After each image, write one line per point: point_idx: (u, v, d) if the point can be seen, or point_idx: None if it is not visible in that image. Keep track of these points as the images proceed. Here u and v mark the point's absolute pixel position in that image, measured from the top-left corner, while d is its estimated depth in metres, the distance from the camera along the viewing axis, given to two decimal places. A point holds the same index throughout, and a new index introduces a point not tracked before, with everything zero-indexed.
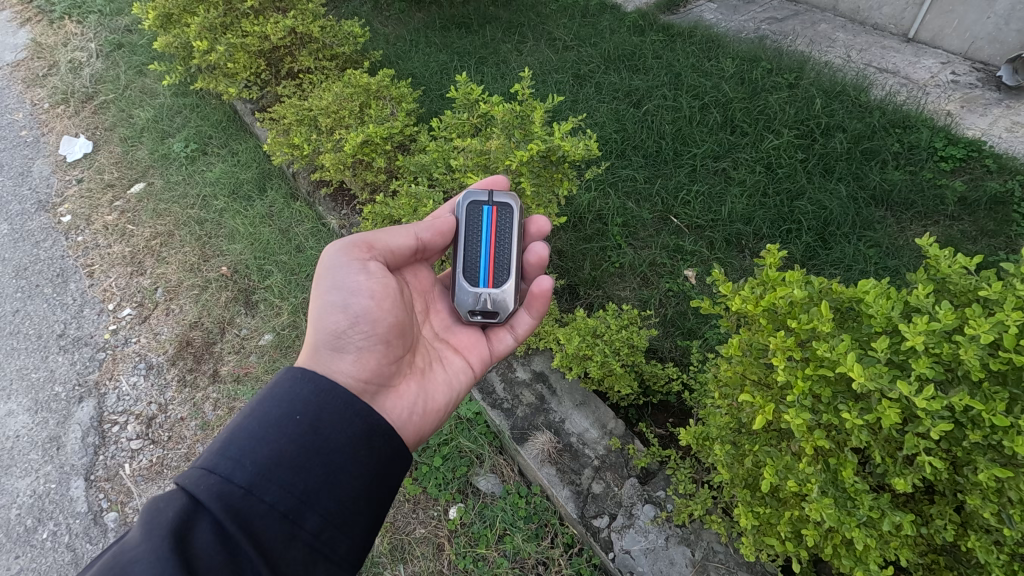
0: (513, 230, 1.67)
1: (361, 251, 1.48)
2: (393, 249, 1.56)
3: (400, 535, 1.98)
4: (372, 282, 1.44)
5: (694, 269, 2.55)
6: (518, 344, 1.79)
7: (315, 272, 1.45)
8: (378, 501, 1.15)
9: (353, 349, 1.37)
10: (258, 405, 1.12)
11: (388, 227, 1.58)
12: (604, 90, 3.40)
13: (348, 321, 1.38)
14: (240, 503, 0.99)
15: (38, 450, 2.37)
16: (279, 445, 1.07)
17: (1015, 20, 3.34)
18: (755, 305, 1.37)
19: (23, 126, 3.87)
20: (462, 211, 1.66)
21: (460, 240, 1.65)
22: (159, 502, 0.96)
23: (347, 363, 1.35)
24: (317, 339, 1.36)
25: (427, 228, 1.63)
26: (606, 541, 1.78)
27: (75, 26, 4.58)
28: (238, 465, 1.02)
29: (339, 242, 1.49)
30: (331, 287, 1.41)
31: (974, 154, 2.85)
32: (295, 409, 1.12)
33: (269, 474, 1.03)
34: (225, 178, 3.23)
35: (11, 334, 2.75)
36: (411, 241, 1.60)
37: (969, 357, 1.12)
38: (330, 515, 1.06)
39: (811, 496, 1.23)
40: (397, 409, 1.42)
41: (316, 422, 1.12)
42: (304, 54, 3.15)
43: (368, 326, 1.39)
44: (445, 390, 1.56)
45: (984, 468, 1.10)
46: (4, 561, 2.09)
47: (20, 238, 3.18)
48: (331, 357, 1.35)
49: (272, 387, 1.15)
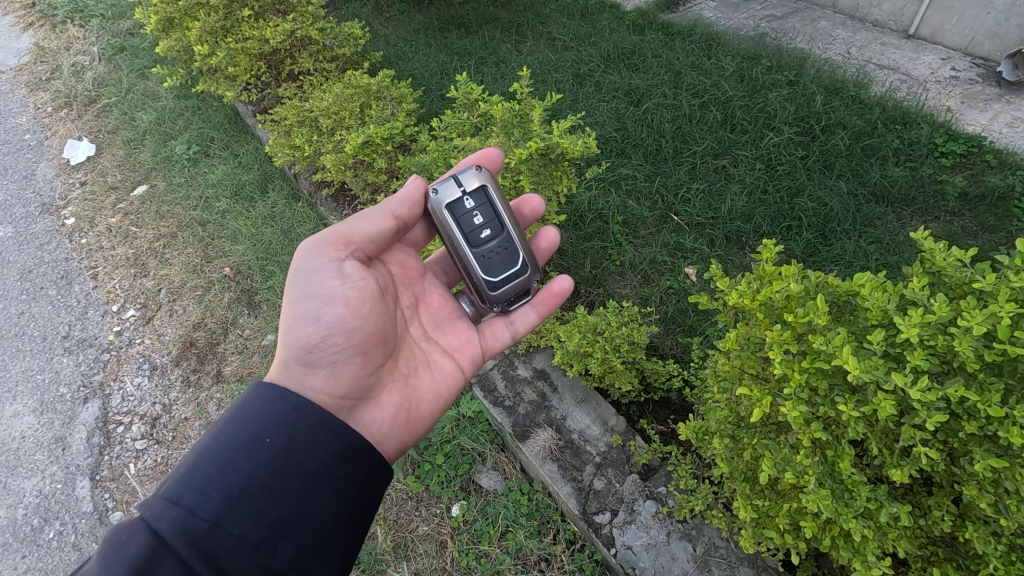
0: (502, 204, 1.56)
1: (336, 248, 1.45)
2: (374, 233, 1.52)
3: (402, 532, 2.00)
4: (343, 289, 1.41)
5: (694, 267, 2.56)
6: (518, 340, 1.76)
7: (287, 279, 1.44)
8: (357, 523, 1.20)
9: (326, 364, 1.37)
10: (226, 427, 1.16)
11: (358, 214, 1.53)
12: (604, 89, 3.41)
13: (319, 334, 1.37)
14: (206, 537, 1.02)
15: (44, 450, 2.39)
16: (248, 472, 1.11)
17: (1015, 15, 3.33)
18: (753, 299, 1.38)
19: (27, 129, 3.91)
20: (496, 189, 1.55)
21: (514, 227, 1.56)
22: (121, 534, 0.98)
23: (320, 379, 1.37)
24: (289, 352, 1.37)
25: (399, 203, 1.55)
26: (607, 537, 1.80)
27: (77, 30, 4.61)
28: (204, 496, 1.05)
29: (307, 241, 1.46)
30: (303, 296, 1.40)
31: (975, 149, 2.84)
32: (265, 431, 1.16)
33: (238, 505, 1.07)
34: (227, 179, 3.25)
35: (17, 336, 2.78)
36: (388, 222, 1.53)
37: (963, 348, 1.12)
38: (304, 544, 1.11)
39: (808, 488, 1.24)
40: (376, 423, 1.44)
41: (288, 445, 1.17)
42: (304, 56, 3.18)
43: (343, 338, 1.39)
44: (430, 397, 1.55)
45: (980, 459, 1.11)
46: (12, 560, 2.13)
47: (25, 241, 3.22)
48: (304, 373, 1.36)
49: (240, 406, 1.19)
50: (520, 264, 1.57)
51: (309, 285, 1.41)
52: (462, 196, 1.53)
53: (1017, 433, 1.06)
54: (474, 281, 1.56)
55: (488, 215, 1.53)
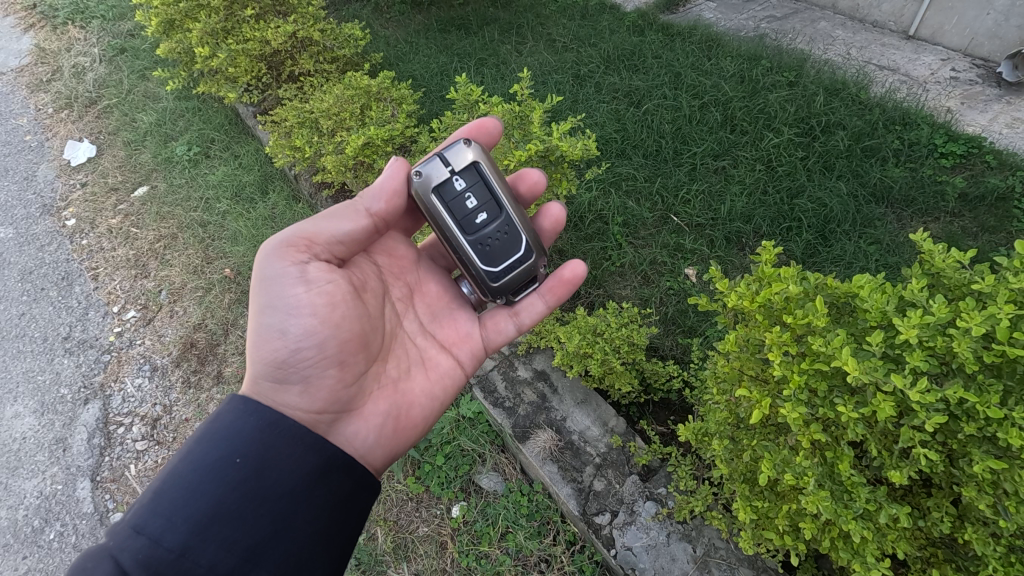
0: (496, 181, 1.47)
1: (298, 251, 1.40)
2: (345, 232, 1.47)
3: (403, 533, 2.01)
4: (310, 296, 1.38)
5: (694, 268, 2.56)
6: (524, 332, 1.69)
7: (253, 288, 1.41)
8: (336, 541, 1.24)
9: (299, 381, 1.37)
10: (194, 449, 1.17)
11: (329, 211, 1.47)
12: (604, 90, 3.41)
13: (288, 348, 1.36)
14: (172, 567, 1.03)
15: (45, 451, 2.40)
16: (217, 496, 1.13)
17: (1015, 16, 3.33)
18: (752, 301, 1.39)
19: (28, 130, 3.92)
20: (488, 165, 1.47)
21: (513, 206, 1.48)
22: (84, 567, 0.99)
23: (293, 396, 1.37)
24: (259, 368, 1.37)
25: (371, 197, 1.49)
26: (607, 538, 1.80)
27: (78, 32, 4.62)
28: (171, 525, 1.07)
29: (266, 245, 1.41)
30: (269, 308, 1.38)
31: (975, 150, 2.84)
32: (235, 452, 1.18)
33: (206, 532, 1.09)
34: (227, 181, 3.25)
35: (18, 337, 2.78)
36: (363, 219, 1.49)
37: (963, 349, 1.12)
38: (278, 567, 1.14)
39: (807, 489, 1.24)
40: (360, 434, 1.44)
41: (259, 466, 1.19)
42: (304, 57, 3.18)
43: (313, 352, 1.37)
44: (422, 401, 1.55)
45: (979, 460, 1.11)
46: (13, 561, 2.14)
47: (26, 242, 3.22)
48: (277, 390, 1.37)
49: (209, 427, 1.21)
50: (524, 248, 1.49)
51: (275, 296, 1.38)
52: (451, 177, 1.44)
53: (1016, 434, 1.07)
54: (476, 273, 1.47)
55: (483, 195, 1.45)
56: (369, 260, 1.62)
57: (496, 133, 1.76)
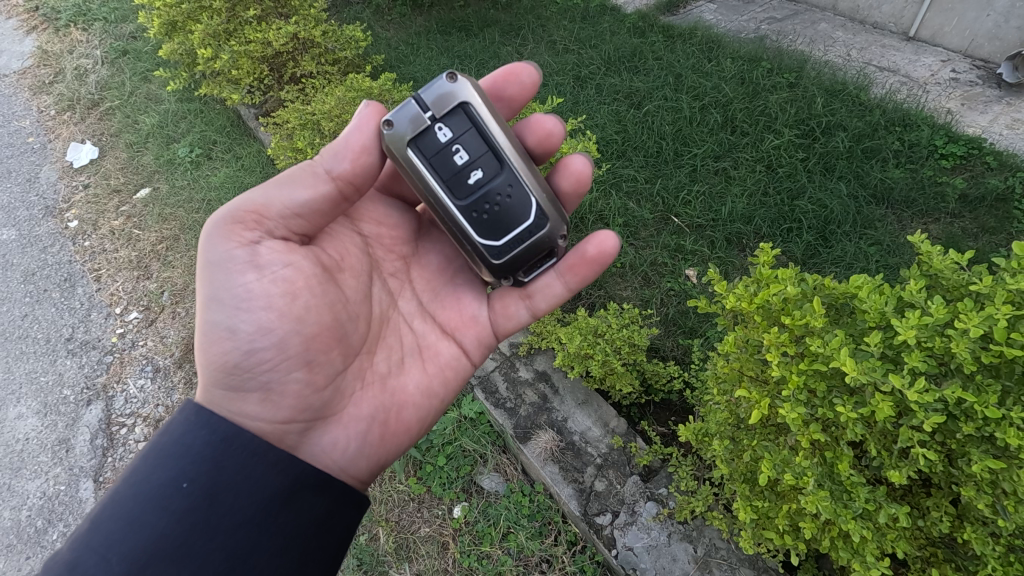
0: (492, 126, 1.31)
1: (247, 228, 1.29)
2: (302, 199, 1.33)
3: (404, 533, 2.02)
4: (264, 285, 1.28)
5: (694, 269, 2.58)
6: (539, 315, 1.57)
7: (199, 278, 1.31)
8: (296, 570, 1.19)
9: (259, 389, 1.28)
10: (139, 472, 1.13)
11: (284, 179, 1.33)
12: (605, 92, 3.42)
13: (239, 350, 1.27)
14: None
15: (47, 452, 2.41)
16: (159, 528, 1.09)
17: (1015, 17, 3.34)
18: (751, 302, 1.40)
19: (31, 133, 3.93)
20: (479, 107, 1.30)
21: (514, 160, 1.31)
22: None
23: (253, 406, 1.28)
24: (211, 375, 1.28)
25: (331, 158, 1.34)
26: (609, 538, 1.81)
27: (80, 34, 4.63)
28: (106, 561, 1.05)
29: (209, 225, 1.30)
30: (216, 303, 1.28)
31: (975, 151, 2.84)
32: (182, 476, 1.13)
33: (143, 569, 1.06)
34: (229, 182, 3.26)
35: (20, 339, 2.80)
36: (322, 184, 1.34)
37: (960, 350, 1.13)
38: None
39: (807, 489, 1.25)
40: (340, 445, 1.37)
41: (208, 493, 1.13)
42: (307, 59, 3.19)
43: (273, 353, 1.28)
44: (415, 402, 1.47)
45: (978, 460, 1.12)
46: (16, 561, 2.16)
47: (28, 244, 3.24)
48: (234, 398, 1.28)
49: (158, 445, 1.16)
50: (532, 214, 1.32)
51: (222, 289, 1.28)
52: (433, 125, 1.29)
53: (1014, 434, 1.08)
54: (472, 247, 1.33)
55: (474, 148, 1.29)
56: (354, 230, 1.51)
57: (531, 86, 1.56)
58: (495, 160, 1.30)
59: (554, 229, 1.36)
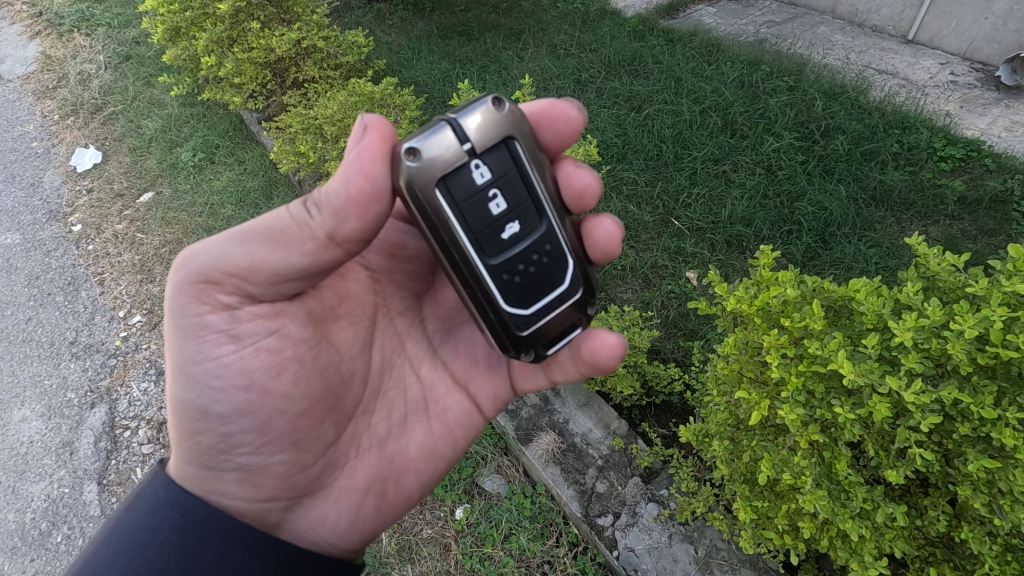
0: (534, 173, 1.13)
1: (230, 293, 1.22)
2: (294, 265, 1.19)
3: (406, 535, 2.02)
4: (243, 358, 1.25)
5: (694, 272, 2.59)
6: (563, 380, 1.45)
7: (170, 346, 1.27)
8: None
9: (235, 468, 1.27)
10: (105, 561, 1.12)
11: (277, 235, 1.18)
12: (605, 96, 3.45)
13: (216, 432, 1.25)
14: None
15: (52, 455, 2.43)
16: None
17: (1013, 20, 3.37)
18: (751, 304, 1.41)
19: (35, 137, 3.97)
20: (523, 149, 1.12)
21: (553, 214, 1.16)
22: None
23: (230, 486, 1.27)
24: (185, 451, 1.27)
25: (330, 218, 1.17)
26: (610, 539, 1.82)
27: (83, 39, 4.66)
28: None
29: (184, 288, 1.22)
30: (187, 381, 1.25)
31: (974, 153, 2.86)
32: (149, 568, 1.12)
33: None
34: (232, 186, 3.28)
35: (25, 342, 2.82)
36: (321, 247, 1.19)
37: (956, 351, 1.16)
38: None
39: (805, 489, 1.27)
40: (328, 519, 1.36)
41: None
42: (309, 64, 3.23)
43: (255, 435, 1.27)
44: (414, 468, 1.44)
45: (973, 460, 1.14)
46: (20, 563, 2.18)
47: (32, 247, 3.26)
48: (210, 477, 1.27)
49: (123, 533, 1.14)
50: (566, 279, 1.18)
51: (193, 361, 1.25)
52: (469, 162, 1.07)
53: (1009, 435, 1.10)
54: (496, 314, 1.14)
55: (512, 196, 1.10)
56: (361, 263, 1.44)
57: (570, 133, 1.36)
58: (533, 211, 1.13)
59: (585, 295, 1.22)
